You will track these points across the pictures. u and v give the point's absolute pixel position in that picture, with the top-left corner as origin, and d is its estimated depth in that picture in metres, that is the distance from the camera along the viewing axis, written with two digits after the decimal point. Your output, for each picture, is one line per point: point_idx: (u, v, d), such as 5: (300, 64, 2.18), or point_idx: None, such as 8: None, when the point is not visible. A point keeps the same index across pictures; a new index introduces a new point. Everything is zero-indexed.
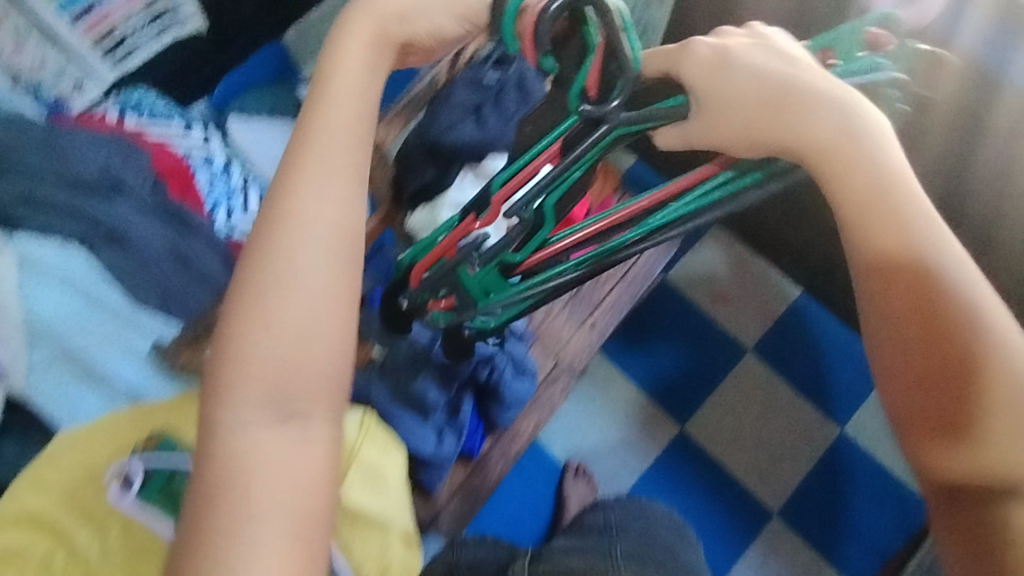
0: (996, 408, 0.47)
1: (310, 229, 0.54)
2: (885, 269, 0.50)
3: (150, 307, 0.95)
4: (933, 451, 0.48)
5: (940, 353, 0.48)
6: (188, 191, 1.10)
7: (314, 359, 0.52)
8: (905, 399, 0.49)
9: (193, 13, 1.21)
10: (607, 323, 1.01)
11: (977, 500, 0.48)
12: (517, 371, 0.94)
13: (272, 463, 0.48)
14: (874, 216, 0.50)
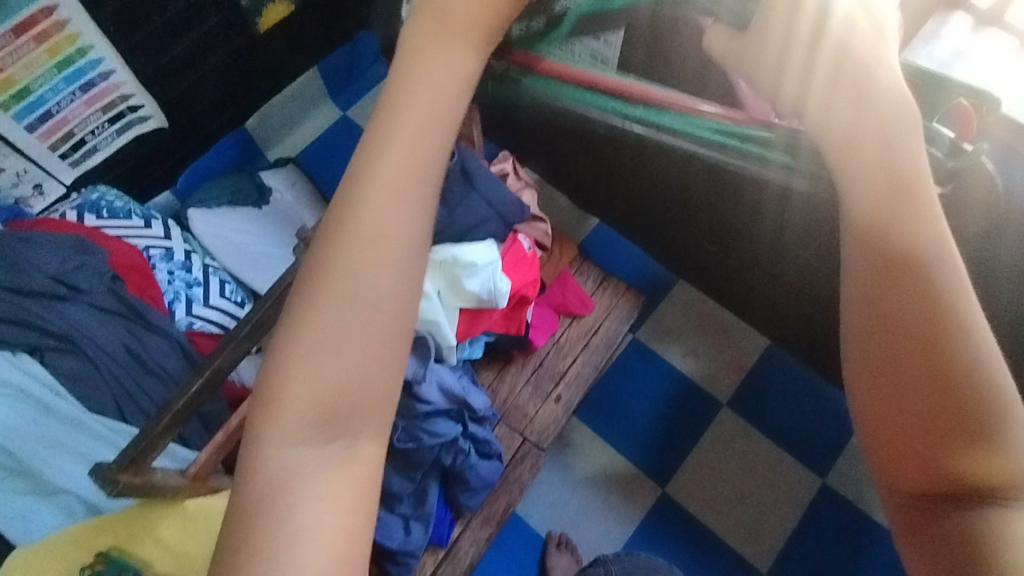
0: (990, 434, 0.38)
1: (405, 189, 0.43)
2: (882, 263, 0.41)
3: (108, 415, 0.94)
4: (900, 453, 0.40)
5: (926, 365, 0.39)
6: (148, 286, 1.08)
7: (372, 373, 0.41)
8: (879, 402, 0.40)
9: (152, 109, 1.24)
10: (572, 395, 1.00)
11: (956, 506, 0.39)
12: (483, 448, 0.92)
13: (313, 505, 0.38)
14: (895, 210, 0.41)
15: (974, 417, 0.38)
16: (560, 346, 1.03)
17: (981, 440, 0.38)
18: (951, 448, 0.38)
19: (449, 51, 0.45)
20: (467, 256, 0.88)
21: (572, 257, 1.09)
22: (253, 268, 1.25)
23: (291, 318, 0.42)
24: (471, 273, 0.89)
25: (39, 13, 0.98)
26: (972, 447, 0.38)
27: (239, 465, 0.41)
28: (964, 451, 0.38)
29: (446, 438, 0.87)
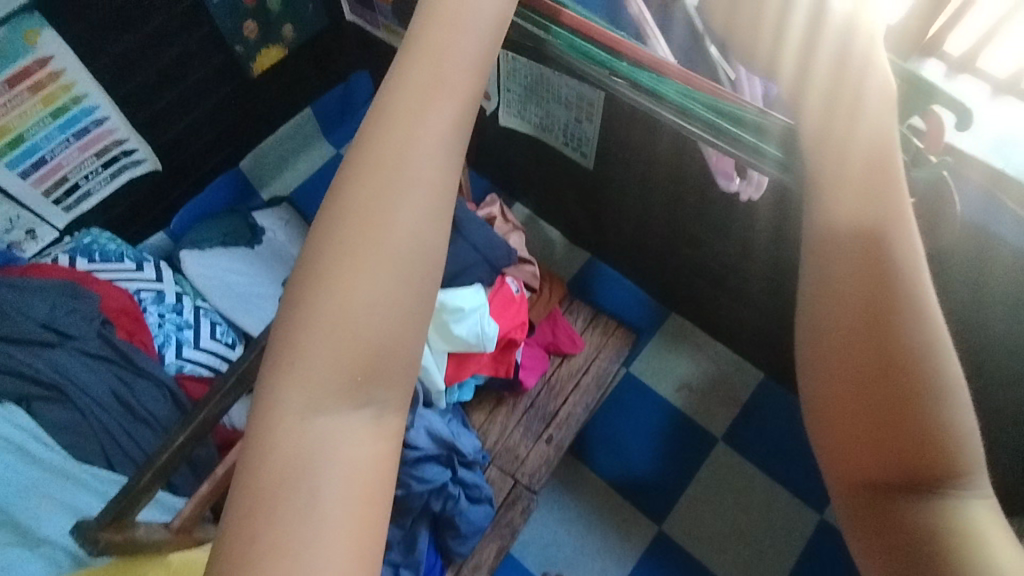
0: (934, 426, 0.40)
1: (429, 145, 0.43)
2: (846, 251, 0.43)
3: (95, 463, 0.93)
4: (843, 438, 0.41)
5: (875, 353, 0.41)
6: (137, 331, 1.08)
7: (396, 326, 0.40)
8: (841, 392, 0.41)
9: (146, 153, 1.25)
10: (564, 435, 0.99)
11: (914, 500, 0.39)
12: (474, 493, 0.91)
13: (344, 472, 0.38)
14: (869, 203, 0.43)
15: (928, 411, 0.40)
16: (551, 385, 1.03)
17: (934, 433, 0.40)
18: (906, 442, 0.40)
19: (472, 22, 0.47)
20: (454, 302, 0.90)
21: (562, 296, 1.10)
22: (245, 310, 1.25)
23: (309, 271, 0.41)
24: (458, 318, 0.90)
25: (34, 64, 1.00)
26: (925, 441, 0.40)
27: (255, 427, 0.40)
28: (919, 443, 0.40)
29: (435, 484, 0.87)
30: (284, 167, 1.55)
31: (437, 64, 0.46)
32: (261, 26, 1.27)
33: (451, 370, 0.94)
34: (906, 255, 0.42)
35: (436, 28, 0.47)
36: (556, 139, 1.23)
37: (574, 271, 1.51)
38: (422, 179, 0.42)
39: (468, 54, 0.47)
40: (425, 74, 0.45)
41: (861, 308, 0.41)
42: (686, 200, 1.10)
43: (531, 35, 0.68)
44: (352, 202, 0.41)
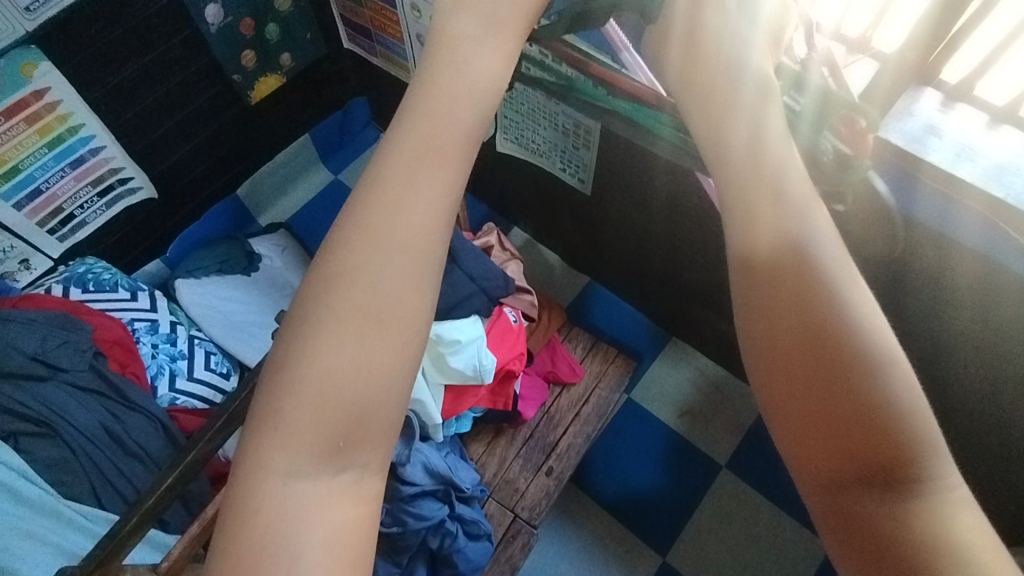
0: (890, 415, 0.36)
1: (420, 203, 0.42)
2: (763, 249, 0.41)
3: (84, 502, 0.91)
4: (804, 438, 0.38)
5: (814, 344, 0.38)
6: (130, 362, 1.07)
7: (374, 387, 0.39)
8: (790, 383, 0.38)
9: (142, 181, 1.25)
10: (564, 467, 0.97)
11: (883, 495, 0.35)
12: (472, 528, 0.88)
13: (324, 537, 0.37)
14: (788, 206, 0.41)
15: (883, 393, 0.37)
16: (551, 417, 1.01)
17: (894, 419, 0.36)
18: (864, 430, 0.36)
19: (467, 88, 0.48)
20: (451, 333, 0.89)
21: (560, 324, 1.08)
22: (240, 339, 1.23)
23: (296, 330, 0.40)
24: (455, 350, 0.89)
25: (30, 96, 1.00)
26: (887, 429, 0.36)
27: (237, 492, 0.38)
28: (879, 432, 0.36)
29: (432, 520, 0.84)
30: (282, 191, 1.55)
31: (433, 123, 0.45)
32: (259, 56, 1.27)
33: (449, 404, 0.92)
34: (827, 245, 0.41)
35: (434, 95, 0.47)
36: (554, 165, 1.23)
37: (574, 296, 1.50)
38: (406, 238, 0.41)
39: (464, 120, 0.46)
40: (421, 133, 0.45)
41: (788, 302, 0.39)
42: (685, 225, 1.09)
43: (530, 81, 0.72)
44: (342, 261, 0.41)
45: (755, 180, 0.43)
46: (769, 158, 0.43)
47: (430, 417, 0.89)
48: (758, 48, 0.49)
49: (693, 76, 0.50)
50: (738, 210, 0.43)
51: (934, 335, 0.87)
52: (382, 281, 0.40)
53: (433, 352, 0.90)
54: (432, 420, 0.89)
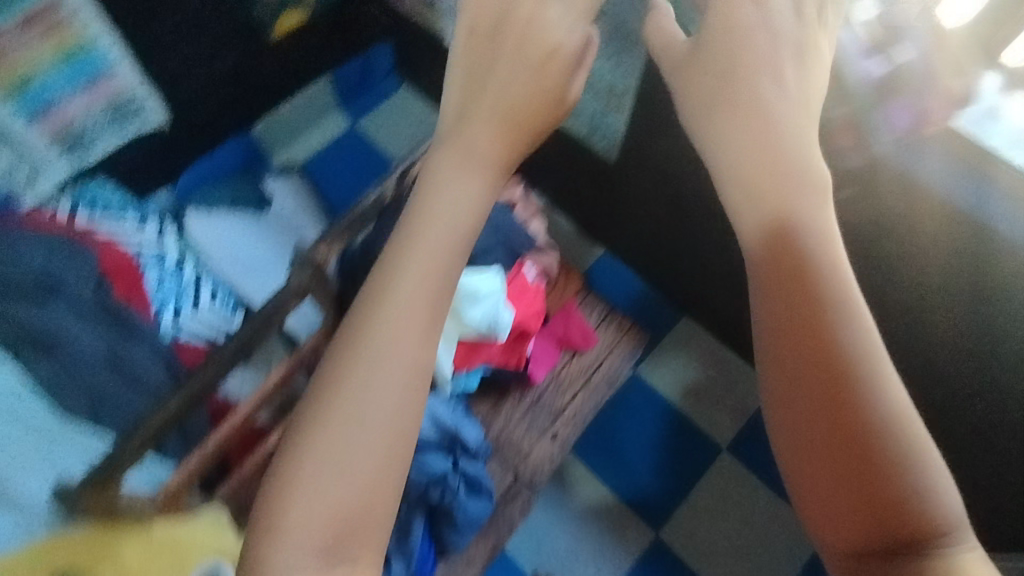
0: (911, 495, 0.44)
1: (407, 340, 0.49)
2: (799, 343, 0.46)
3: (79, 418, 0.91)
4: (832, 511, 0.44)
5: (846, 434, 0.44)
6: (134, 289, 1.05)
7: (374, 467, 0.47)
8: (828, 485, 0.44)
9: (155, 104, 1.20)
10: (570, 432, 0.96)
11: (902, 559, 0.43)
12: (474, 485, 0.87)
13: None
14: (824, 306, 0.47)
15: (905, 477, 0.44)
16: (560, 382, 0.98)
17: (915, 498, 0.44)
18: (901, 521, 0.43)
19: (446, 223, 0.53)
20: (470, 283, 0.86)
21: (576, 289, 1.05)
22: (249, 278, 1.22)
23: (301, 448, 0.48)
24: (474, 300, 0.86)
25: (41, 9, 0.95)
26: (906, 506, 0.43)
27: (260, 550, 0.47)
28: (905, 512, 0.43)
29: (434, 476, 0.84)
30: (299, 133, 1.52)
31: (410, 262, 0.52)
32: None
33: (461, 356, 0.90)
34: (859, 339, 0.46)
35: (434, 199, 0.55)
36: (582, 129, 1.21)
37: (587, 265, 1.46)
38: (405, 340, 0.50)
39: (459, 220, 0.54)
40: (406, 275, 0.51)
41: (825, 395, 0.45)
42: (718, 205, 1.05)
43: None
44: (343, 389, 0.49)
45: (792, 273, 0.47)
46: (806, 253, 0.48)
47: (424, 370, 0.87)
48: (794, 129, 0.51)
49: (726, 151, 0.52)
50: (780, 303, 0.47)
51: (959, 339, 0.86)
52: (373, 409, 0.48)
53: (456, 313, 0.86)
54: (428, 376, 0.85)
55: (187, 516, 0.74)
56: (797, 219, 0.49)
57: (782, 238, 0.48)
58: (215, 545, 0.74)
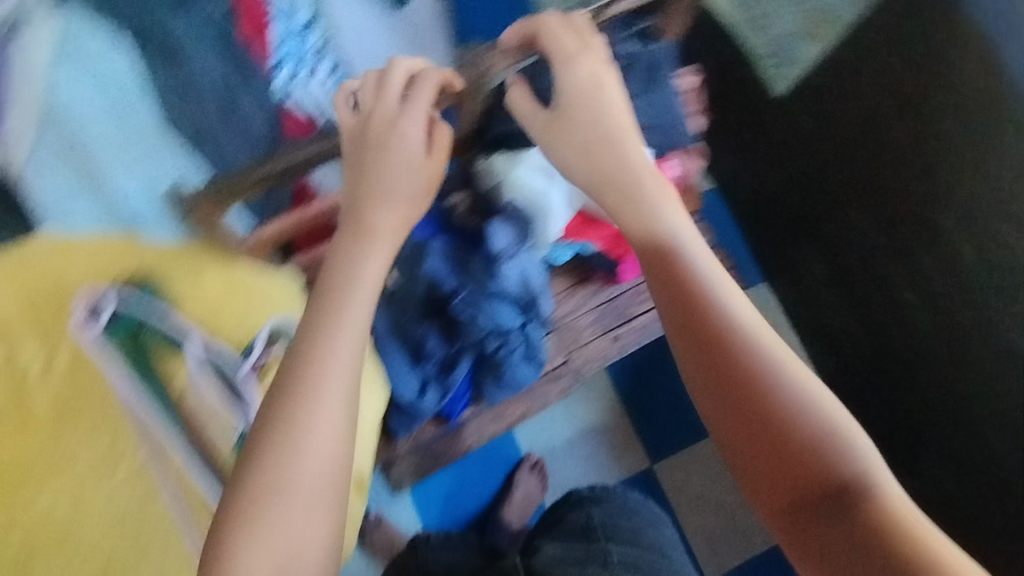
0: (818, 444, 0.46)
1: (333, 404, 0.50)
2: (689, 335, 0.51)
3: (179, 138, 0.96)
4: (753, 472, 0.47)
5: (747, 405, 0.48)
6: (259, 34, 0.97)
7: (328, 447, 0.49)
8: (740, 436, 0.48)
9: None
10: (630, 339, 0.95)
11: (825, 504, 0.45)
12: (532, 353, 0.86)
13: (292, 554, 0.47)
14: (703, 296, 0.51)
15: (810, 433, 0.47)
16: (640, 292, 0.94)
17: (823, 449, 0.46)
18: (811, 464, 0.46)
19: (361, 302, 0.55)
20: (619, 159, 0.79)
21: (697, 208, 0.96)
22: (372, 69, 1.05)
23: (229, 504, 0.49)
24: (616, 180, 0.80)
25: None
26: (819, 459, 0.46)
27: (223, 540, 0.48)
28: (815, 463, 0.46)
29: (504, 329, 0.83)
30: None
31: (328, 342, 0.52)
32: None
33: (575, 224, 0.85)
34: (741, 320, 0.51)
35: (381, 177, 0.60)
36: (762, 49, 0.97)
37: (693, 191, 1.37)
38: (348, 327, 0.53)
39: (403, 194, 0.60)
40: (340, 319, 0.54)
41: (718, 377, 0.49)
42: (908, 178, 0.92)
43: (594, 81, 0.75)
44: (265, 458, 0.49)
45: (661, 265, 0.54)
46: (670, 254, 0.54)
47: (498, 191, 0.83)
48: (671, 210, 0.57)
49: (621, 220, 0.58)
50: (664, 303, 0.53)
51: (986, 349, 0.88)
52: (307, 466, 0.49)
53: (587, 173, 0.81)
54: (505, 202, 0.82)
55: (269, 271, 0.73)
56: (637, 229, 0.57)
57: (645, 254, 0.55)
58: (287, 308, 0.72)
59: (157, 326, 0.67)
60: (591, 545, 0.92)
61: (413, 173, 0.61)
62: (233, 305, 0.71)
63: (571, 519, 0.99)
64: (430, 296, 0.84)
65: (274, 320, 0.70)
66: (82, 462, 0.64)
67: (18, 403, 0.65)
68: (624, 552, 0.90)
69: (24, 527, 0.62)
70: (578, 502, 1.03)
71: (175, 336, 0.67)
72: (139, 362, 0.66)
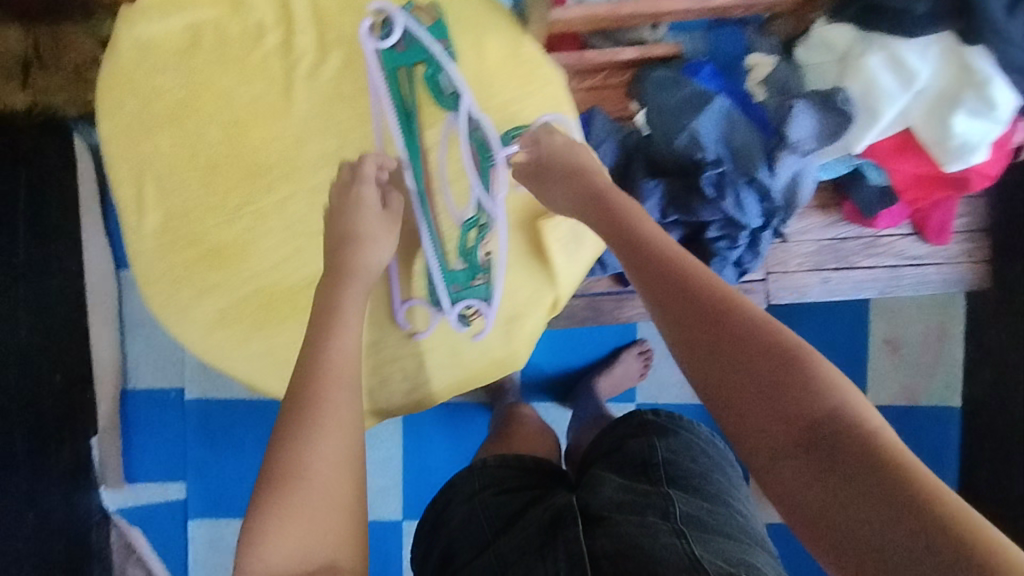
0: (805, 379, 0.40)
1: (343, 402, 0.48)
2: (655, 282, 0.46)
3: None
4: (744, 424, 0.41)
5: (726, 343, 0.42)
6: None
7: (329, 453, 0.46)
8: (703, 359, 0.42)
9: None
10: (837, 289, 0.87)
11: (822, 445, 0.39)
12: (745, 258, 0.79)
13: (315, 556, 0.44)
14: (664, 248, 0.48)
15: (797, 371, 0.41)
16: (871, 245, 0.86)
17: (815, 387, 0.40)
18: (781, 391, 0.40)
19: (351, 313, 0.52)
20: (993, 89, 0.64)
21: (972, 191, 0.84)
22: None
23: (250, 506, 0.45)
24: (976, 111, 0.65)
25: None
26: (812, 402, 0.40)
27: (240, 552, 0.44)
28: (805, 402, 0.40)
29: (743, 221, 0.74)
30: None
31: (332, 343, 0.50)
32: None
33: (884, 147, 0.71)
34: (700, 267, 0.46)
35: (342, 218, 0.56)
36: None
37: None
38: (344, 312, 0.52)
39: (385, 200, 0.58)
40: (334, 315, 0.52)
41: (688, 321, 0.44)
42: None
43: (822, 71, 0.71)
44: (286, 456, 0.45)
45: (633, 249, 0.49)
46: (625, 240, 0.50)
47: (823, 73, 0.71)
48: (645, 221, 0.51)
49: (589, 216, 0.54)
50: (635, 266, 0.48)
51: None
52: (322, 459, 0.45)
53: (949, 89, 0.66)
54: (829, 86, 0.70)
55: (547, 62, 0.64)
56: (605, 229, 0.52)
57: (593, 199, 0.54)
58: (561, 109, 0.64)
59: (439, 75, 0.59)
60: (653, 489, 0.55)
61: (386, 231, 0.56)
62: (508, 79, 0.63)
63: (626, 453, 0.60)
64: (680, 156, 0.74)
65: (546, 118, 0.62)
66: (320, 177, 0.64)
67: (280, 90, 0.62)
68: (697, 506, 0.54)
69: (255, 214, 0.64)
70: (639, 427, 0.62)
71: (453, 94, 0.59)
72: (406, 105, 0.60)
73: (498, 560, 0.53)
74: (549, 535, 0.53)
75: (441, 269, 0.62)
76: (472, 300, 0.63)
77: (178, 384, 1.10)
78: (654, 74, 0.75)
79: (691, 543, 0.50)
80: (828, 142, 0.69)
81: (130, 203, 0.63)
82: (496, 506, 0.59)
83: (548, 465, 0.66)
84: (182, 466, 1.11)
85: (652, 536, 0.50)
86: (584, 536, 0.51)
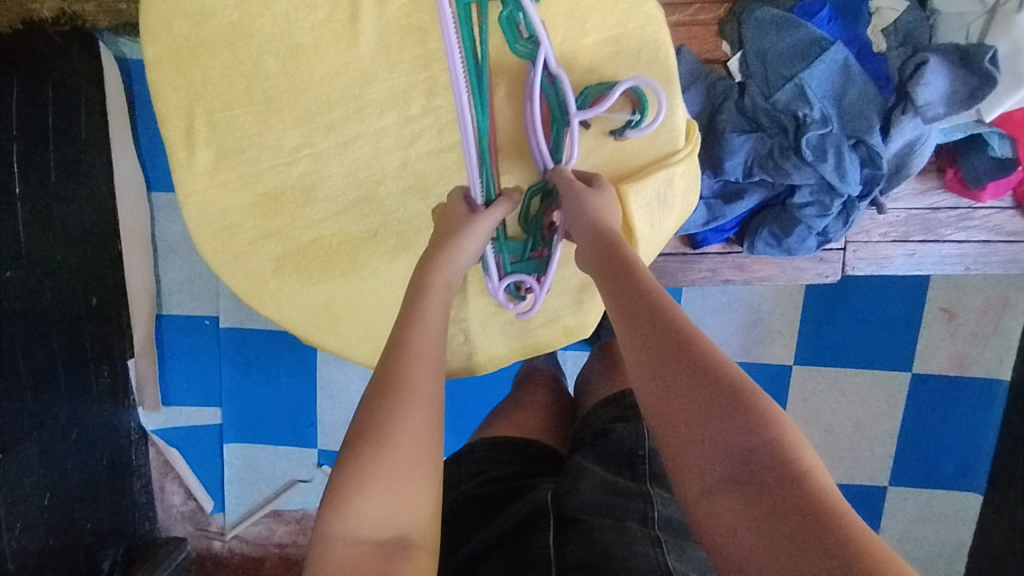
0: (749, 408, 0.37)
1: (429, 380, 0.45)
2: (621, 300, 0.45)
3: None
4: (679, 446, 0.38)
5: (676, 361, 0.40)
6: None
7: (420, 427, 0.43)
8: (655, 375, 0.40)
9: None
10: (923, 262, 0.79)
11: (752, 478, 0.35)
12: (831, 228, 0.73)
13: (392, 528, 0.41)
14: (634, 268, 0.47)
15: (741, 397, 0.38)
16: (966, 217, 0.77)
17: (758, 417, 0.37)
18: (723, 417, 0.37)
19: (436, 300, 0.50)
20: None
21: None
22: None
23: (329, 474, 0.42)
24: None
25: None
26: (751, 432, 0.37)
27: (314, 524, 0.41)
28: (744, 431, 0.37)
29: (842, 188, 0.68)
30: None
31: (417, 324, 0.48)
32: None
33: (1019, 116, 0.68)
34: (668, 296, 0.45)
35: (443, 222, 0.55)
36: None
37: None
38: (433, 304, 0.50)
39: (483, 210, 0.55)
40: (425, 300, 0.50)
41: (645, 338, 0.42)
42: None
43: (961, 25, 0.65)
44: (372, 423, 0.42)
45: (614, 267, 0.47)
46: (604, 257, 0.49)
47: (961, 25, 0.66)
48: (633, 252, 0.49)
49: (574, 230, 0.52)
50: (608, 285, 0.47)
51: None
52: (409, 426, 0.43)
53: None
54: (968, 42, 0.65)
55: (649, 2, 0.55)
56: (585, 246, 0.51)
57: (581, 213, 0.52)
58: (661, 53, 0.56)
59: (519, 14, 0.51)
60: (633, 487, 0.54)
61: (477, 230, 0.54)
62: (604, 17, 0.55)
63: (613, 440, 0.58)
64: (781, 111, 0.67)
65: (645, 78, 0.54)
66: (387, 120, 0.58)
67: (347, 14, 0.53)
68: (675, 508, 0.53)
69: (314, 157, 0.59)
70: (629, 411, 0.62)
71: (532, 37, 0.51)
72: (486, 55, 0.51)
73: (477, 553, 0.51)
74: (523, 532, 0.49)
75: (495, 241, 0.59)
76: (522, 275, 0.60)
77: (213, 312, 1.04)
78: (760, 11, 0.66)
79: (666, 551, 0.47)
80: (962, 105, 0.63)
81: (179, 137, 0.56)
82: (480, 499, 0.57)
83: (538, 446, 0.64)
84: (217, 394, 1.07)
85: (623, 537, 0.47)
86: (555, 539, 0.47)
